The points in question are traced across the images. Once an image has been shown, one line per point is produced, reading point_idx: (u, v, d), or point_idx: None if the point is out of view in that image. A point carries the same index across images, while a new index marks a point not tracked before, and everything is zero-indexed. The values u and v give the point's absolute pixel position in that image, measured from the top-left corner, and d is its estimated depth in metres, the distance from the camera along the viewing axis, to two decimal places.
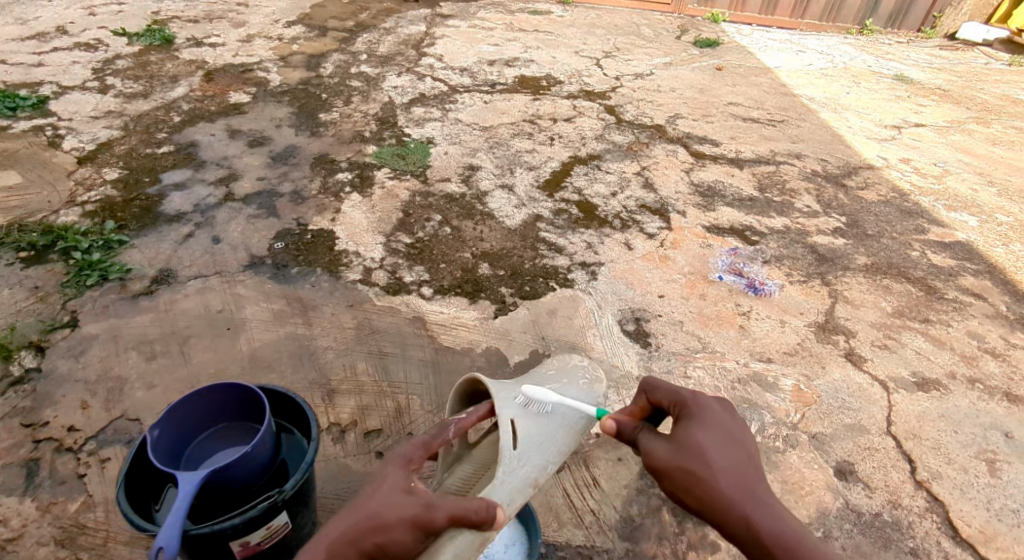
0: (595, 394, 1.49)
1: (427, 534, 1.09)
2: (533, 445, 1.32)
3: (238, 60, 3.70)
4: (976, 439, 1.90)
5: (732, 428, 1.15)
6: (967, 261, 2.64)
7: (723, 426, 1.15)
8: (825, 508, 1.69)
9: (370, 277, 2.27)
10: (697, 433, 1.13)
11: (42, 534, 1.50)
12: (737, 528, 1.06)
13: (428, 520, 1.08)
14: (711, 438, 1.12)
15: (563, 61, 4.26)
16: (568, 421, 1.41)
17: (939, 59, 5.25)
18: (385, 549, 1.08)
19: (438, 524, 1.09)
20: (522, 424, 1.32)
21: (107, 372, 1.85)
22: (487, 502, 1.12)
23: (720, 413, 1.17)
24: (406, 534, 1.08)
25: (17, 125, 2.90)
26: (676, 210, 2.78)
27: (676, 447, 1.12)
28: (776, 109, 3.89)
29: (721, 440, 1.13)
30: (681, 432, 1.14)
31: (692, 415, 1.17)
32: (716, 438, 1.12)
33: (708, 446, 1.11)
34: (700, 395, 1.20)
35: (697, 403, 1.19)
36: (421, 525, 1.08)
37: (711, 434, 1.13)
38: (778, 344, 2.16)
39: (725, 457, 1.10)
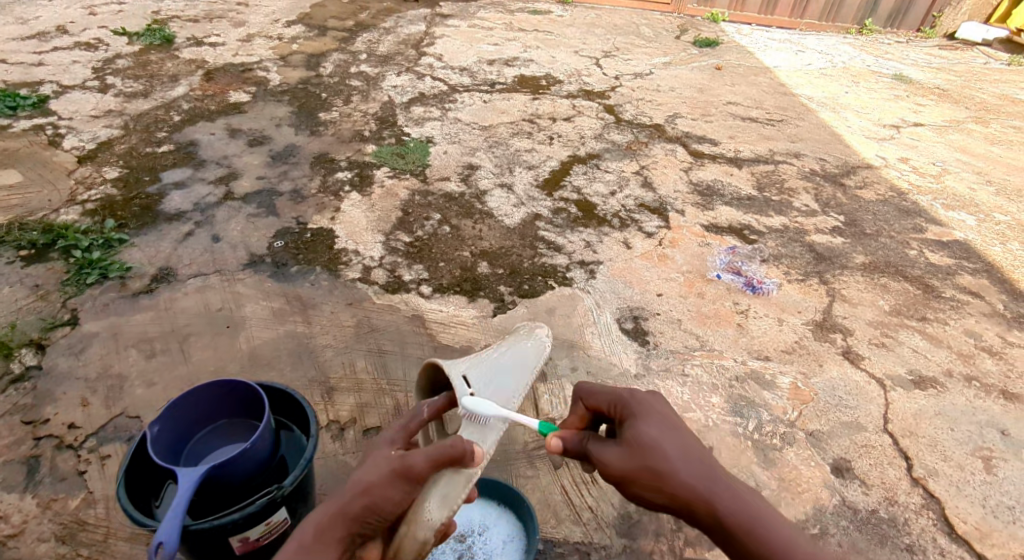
0: (537, 335, 1.55)
1: (411, 482, 1.14)
2: (490, 388, 1.39)
3: (238, 60, 3.71)
4: (972, 437, 1.91)
5: (673, 418, 1.19)
6: (965, 259, 2.65)
7: (663, 416, 1.18)
8: (822, 506, 1.70)
9: (369, 276, 2.27)
10: (643, 428, 1.15)
11: (42, 530, 1.50)
12: (700, 511, 1.09)
13: (407, 467, 1.14)
14: (656, 429, 1.16)
15: (562, 61, 4.27)
16: (518, 363, 1.46)
17: (938, 58, 5.26)
18: (375, 508, 1.12)
19: (418, 469, 1.14)
20: (471, 373, 1.40)
21: (107, 370, 1.86)
22: (455, 438, 1.18)
23: (657, 406, 1.21)
24: (391, 487, 1.13)
25: (17, 124, 2.91)
26: (674, 209, 2.79)
27: (627, 447, 1.14)
28: (775, 108, 3.90)
29: (666, 431, 1.16)
30: (627, 431, 1.17)
31: (633, 412, 1.20)
32: (662, 431, 1.15)
33: (657, 438, 1.13)
34: (635, 392, 1.24)
35: (633, 400, 1.22)
36: (403, 475, 1.13)
37: (655, 426, 1.16)
38: (776, 342, 2.16)
39: (674, 445, 1.13)
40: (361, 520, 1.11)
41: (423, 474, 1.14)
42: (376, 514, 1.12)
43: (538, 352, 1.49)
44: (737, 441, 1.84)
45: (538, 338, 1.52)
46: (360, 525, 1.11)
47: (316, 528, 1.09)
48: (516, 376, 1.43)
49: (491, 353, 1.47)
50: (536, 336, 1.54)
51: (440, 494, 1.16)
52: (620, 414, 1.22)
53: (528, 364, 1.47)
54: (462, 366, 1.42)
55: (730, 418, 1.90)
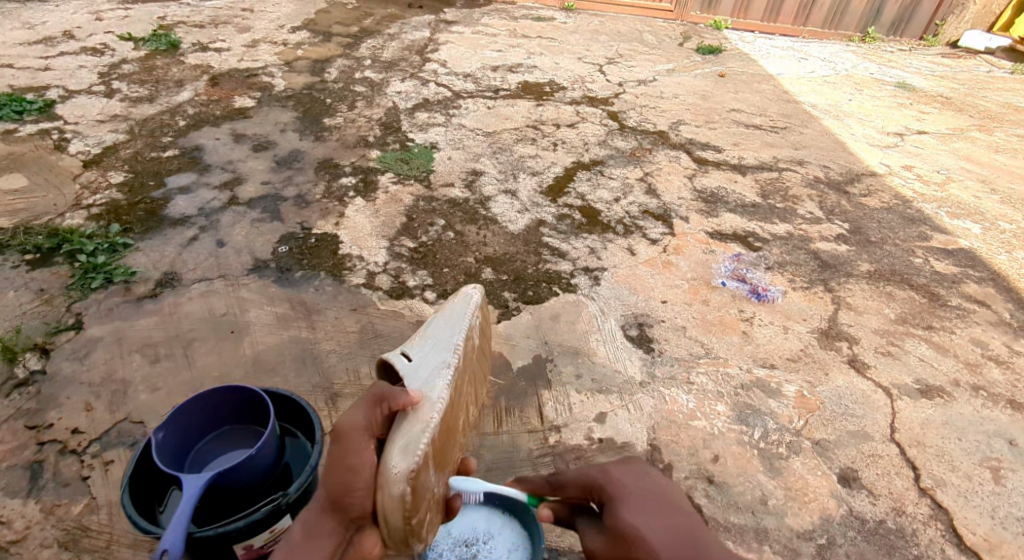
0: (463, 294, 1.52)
1: (357, 440, 1.13)
2: (429, 351, 1.36)
3: (243, 66, 3.72)
4: (979, 447, 1.90)
5: (655, 493, 1.06)
6: (970, 268, 2.64)
7: (645, 490, 1.07)
8: (828, 516, 1.69)
9: (373, 281, 2.27)
10: (622, 507, 1.04)
11: (45, 536, 1.50)
12: None
13: (344, 429, 1.14)
14: (633, 508, 1.03)
15: (566, 67, 4.28)
16: (451, 321, 1.44)
17: (941, 66, 5.27)
18: (345, 483, 1.11)
19: (355, 423, 1.15)
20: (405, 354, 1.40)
21: (111, 375, 1.85)
22: (377, 384, 1.21)
23: (639, 484, 1.09)
24: (345, 454, 1.13)
25: (23, 128, 2.92)
26: (678, 216, 2.79)
27: (607, 532, 1.03)
28: (778, 116, 3.90)
29: (648, 507, 1.03)
30: (607, 512, 1.05)
31: (612, 492, 1.09)
32: (640, 508, 1.03)
33: (636, 515, 1.01)
34: (613, 474, 1.13)
35: (609, 479, 1.12)
36: (344, 436, 1.14)
37: (632, 506, 1.04)
38: (781, 350, 2.16)
39: (654, 520, 0.99)
40: (343, 500, 1.11)
41: (363, 428, 1.15)
42: (351, 489, 1.11)
43: (466, 304, 1.47)
44: (743, 450, 1.83)
45: (464, 293, 1.51)
46: (345, 504, 1.11)
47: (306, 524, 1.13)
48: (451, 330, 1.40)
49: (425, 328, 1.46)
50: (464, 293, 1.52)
51: (398, 445, 1.14)
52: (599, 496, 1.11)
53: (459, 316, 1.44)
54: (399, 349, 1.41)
55: (735, 427, 1.89)
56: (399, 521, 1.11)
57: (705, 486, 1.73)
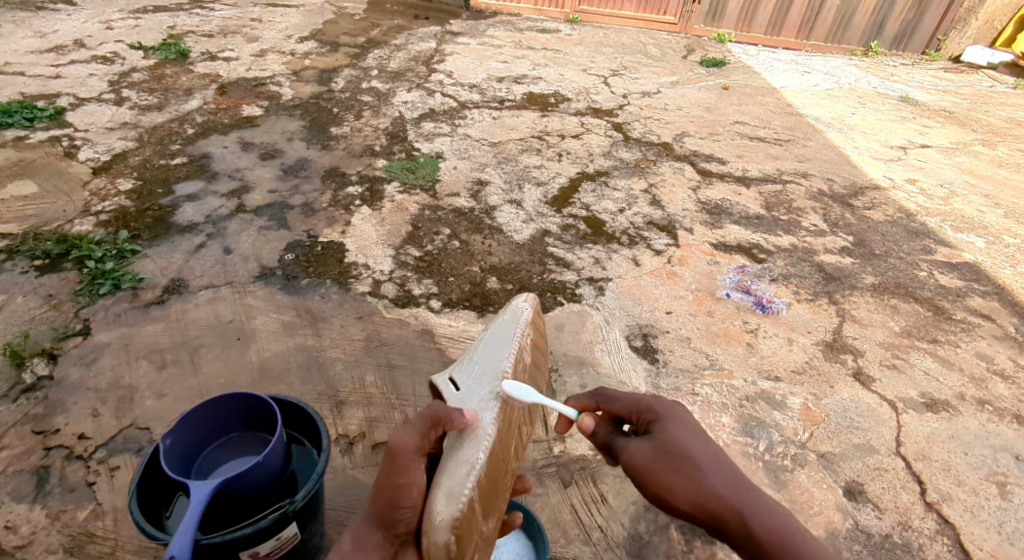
0: (518, 307, 1.53)
1: (408, 459, 1.18)
2: (478, 374, 1.39)
3: (251, 75, 3.75)
4: (986, 462, 1.89)
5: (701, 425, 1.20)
6: (975, 282, 2.65)
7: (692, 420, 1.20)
8: (834, 529, 1.68)
9: (379, 290, 2.28)
10: (675, 431, 1.17)
11: (50, 542, 1.50)
12: (727, 520, 1.06)
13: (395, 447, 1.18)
14: (683, 431, 1.17)
15: (570, 79, 4.31)
16: (501, 339, 1.45)
17: (943, 81, 5.30)
18: (394, 499, 1.17)
19: (406, 443, 1.18)
20: (456, 375, 1.45)
21: (118, 381, 1.86)
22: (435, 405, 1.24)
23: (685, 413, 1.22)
24: (395, 470, 1.18)
25: (34, 135, 2.95)
26: (683, 227, 2.80)
27: (654, 445, 1.16)
28: (782, 128, 3.92)
29: (694, 434, 1.17)
30: (659, 432, 1.18)
31: (661, 416, 1.20)
32: (688, 433, 1.17)
33: (685, 437, 1.16)
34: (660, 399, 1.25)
35: (661, 404, 1.22)
36: (394, 454, 1.17)
37: (681, 428, 1.18)
38: (786, 362, 2.16)
39: (701, 445, 1.14)
40: (391, 513, 1.17)
41: (415, 447, 1.18)
42: (398, 503, 1.17)
43: (517, 318, 1.47)
44: (748, 462, 1.83)
45: (516, 306, 1.52)
46: (394, 516, 1.17)
47: (355, 534, 1.18)
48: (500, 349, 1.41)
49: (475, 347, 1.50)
50: (516, 306, 1.53)
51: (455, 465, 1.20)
52: (645, 417, 1.22)
53: (510, 332, 1.44)
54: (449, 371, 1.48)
55: (740, 438, 1.89)
56: None
57: None
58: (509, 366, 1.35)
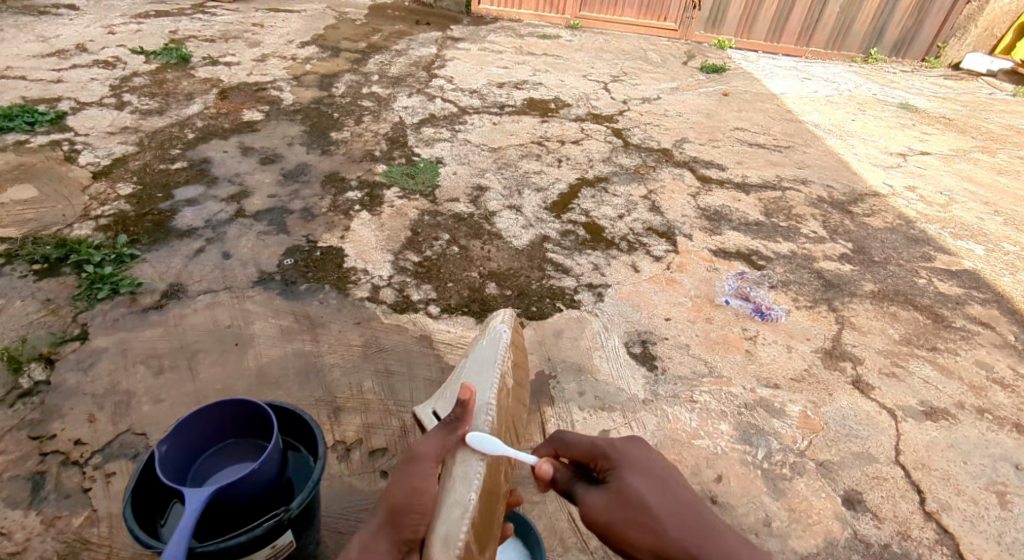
0: (495, 331, 1.55)
1: (425, 465, 1.23)
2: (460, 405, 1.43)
3: (252, 80, 3.76)
4: (985, 471, 1.89)
5: (657, 466, 1.16)
6: (974, 289, 2.64)
7: (647, 461, 1.16)
8: (833, 538, 1.68)
9: (378, 295, 2.28)
10: (630, 478, 1.13)
11: (45, 548, 1.49)
12: None
13: (415, 452, 1.24)
14: (638, 477, 1.13)
15: (570, 85, 4.32)
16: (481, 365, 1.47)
17: (943, 88, 5.30)
18: (406, 504, 1.20)
19: (428, 449, 1.24)
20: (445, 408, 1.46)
21: (115, 386, 1.85)
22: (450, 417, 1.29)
23: (640, 454, 1.18)
24: (412, 475, 1.22)
25: (35, 139, 2.95)
26: (682, 234, 2.80)
27: (611, 495, 1.13)
28: (781, 135, 3.93)
29: (650, 479, 1.13)
30: (613, 478, 1.15)
31: (615, 461, 1.17)
32: (643, 479, 1.13)
33: (640, 485, 1.12)
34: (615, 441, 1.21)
35: (615, 448, 1.19)
36: (415, 459, 1.23)
37: (636, 475, 1.14)
38: (785, 370, 2.15)
39: (656, 491, 1.11)
40: (397, 527, 1.19)
41: (435, 454, 1.24)
42: (407, 512, 1.19)
43: (497, 344, 1.49)
44: (746, 470, 1.82)
45: (494, 330, 1.55)
46: (399, 531, 1.18)
47: (363, 542, 1.19)
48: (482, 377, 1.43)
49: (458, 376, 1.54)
50: (496, 331, 1.55)
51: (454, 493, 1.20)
52: (600, 464, 1.19)
53: (491, 358, 1.46)
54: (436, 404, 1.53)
55: (738, 446, 1.88)
56: None
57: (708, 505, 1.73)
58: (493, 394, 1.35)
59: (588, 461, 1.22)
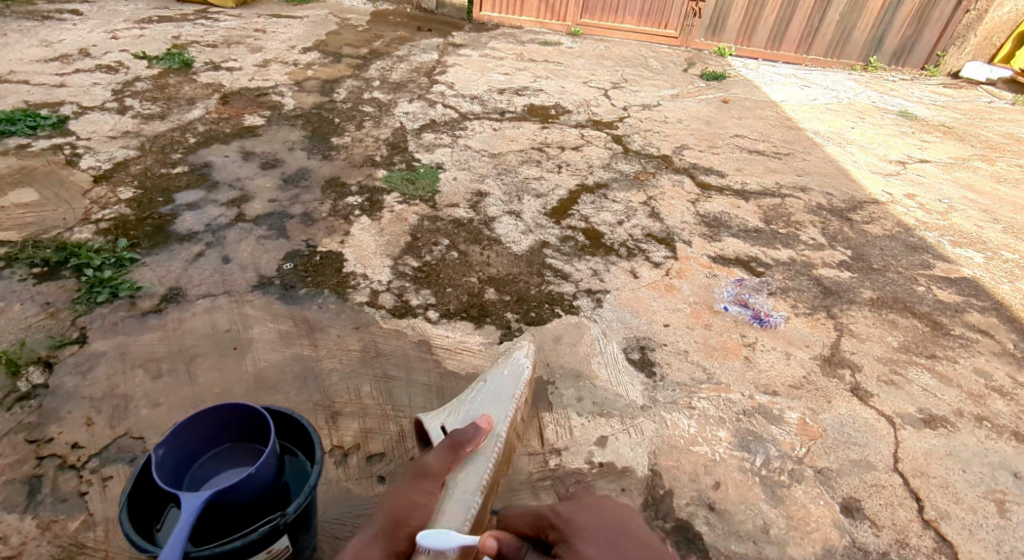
0: (513, 366, 1.76)
1: (428, 482, 1.33)
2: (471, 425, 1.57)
3: (253, 85, 3.77)
4: (984, 479, 1.88)
5: (610, 527, 1.00)
6: (973, 297, 2.64)
7: (596, 519, 1.02)
8: (830, 546, 1.67)
9: (377, 300, 2.28)
10: (581, 546, 0.97)
11: (41, 552, 1.49)
12: None
13: (422, 469, 1.35)
14: (590, 544, 0.97)
15: (571, 91, 4.33)
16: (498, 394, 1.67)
17: (942, 96, 5.32)
18: (400, 516, 1.25)
19: (432, 466, 1.36)
20: (454, 424, 1.59)
21: (113, 390, 1.86)
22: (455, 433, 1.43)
23: (591, 518, 1.02)
24: (414, 489, 1.31)
25: (36, 143, 2.96)
26: (682, 240, 2.80)
27: None
28: (781, 142, 3.94)
29: (603, 542, 0.97)
30: (564, 548, 0.98)
31: (562, 527, 1.02)
32: (596, 544, 0.97)
33: (593, 550, 0.96)
34: (561, 509, 1.05)
35: (563, 515, 1.04)
36: (421, 474, 1.34)
37: (588, 542, 0.97)
38: (783, 377, 2.15)
39: (611, 554, 0.94)
40: (391, 538, 1.20)
41: (439, 471, 1.36)
42: (403, 524, 1.23)
43: (516, 378, 1.72)
44: (745, 477, 1.82)
45: (511, 366, 1.75)
46: (394, 541, 1.21)
47: (356, 551, 1.21)
48: (497, 408, 1.63)
49: (467, 399, 1.67)
50: (512, 366, 1.75)
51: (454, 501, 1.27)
52: (551, 535, 1.02)
53: (507, 393, 1.67)
54: (439, 419, 1.63)
55: (736, 453, 1.88)
56: None
57: (706, 512, 1.72)
58: (504, 428, 1.56)
59: (537, 538, 1.04)
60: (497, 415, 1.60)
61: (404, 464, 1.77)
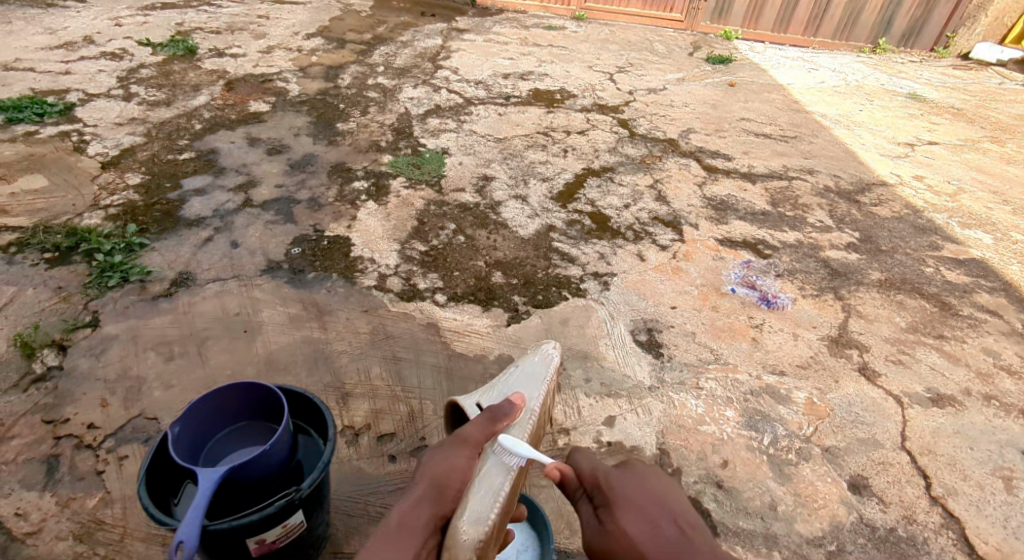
0: (546, 353, 1.66)
1: (468, 449, 1.32)
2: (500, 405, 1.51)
3: (258, 71, 3.77)
4: (991, 457, 1.89)
5: (657, 502, 1.08)
6: (982, 278, 2.63)
7: (643, 497, 1.09)
8: (838, 522, 1.68)
9: (385, 283, 2.29)
10: (623, 516, 1.07)
11: (61, 529, 1.52)
12: None
13: (463, 437, 1.34)
14: (634, 520, 1.06)
15: (576, 76, 4.31)
16: (530, 376, 1.58)
17: (952, 78, 5.26)
18: (444, 480, 1.26)
19: (472, 434, 1.34)
20: (489, 401, 1.54)
21: (126, 372, 1.88)
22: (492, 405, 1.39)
23: (641, 490, 1.10)
24: (452, 454, 1.30)
25: (44, 130, 2.97)
26: (688, 223, 2.80)
27: (604, 530, 1.07)
28: (788, 125, 3.91)
29: (646, 518, 1.05)
30: (609, 516, 1.08)
31: (610, 495, 1.11)
32: (638, 520, 1.05)
33: (635, 526, 1.04)
34: (613, 476, 1.14)
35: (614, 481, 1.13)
36: (460, 441, 1.33)
37: (632, 515, 1.06)
38: (791, 357, 2.15)
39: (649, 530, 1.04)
40: (437, 500, 1.22)
41: (478, 439, 1.34)
42: (446, 487, 1.25)
43: (546, 364, 1.62)
44: (752, 456, 1.83)
45: (545, 351, 1.66)
46: (440, 503, 1.22)
47: (401, 515, 1.18)
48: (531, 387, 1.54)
49: (502, 378, 1.62)
50: (545, 352, 1.66)
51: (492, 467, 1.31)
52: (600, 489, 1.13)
53: (540, 375, 1.58)
54: (476, 398, 1.58)
55: (744, 432, 1.89)
56: None
57: (714, 490, 1.73)
58: (536, 405, 1.47)
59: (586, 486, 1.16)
60: (531, 393, 1.52)
61: (415, 443, 1.79)
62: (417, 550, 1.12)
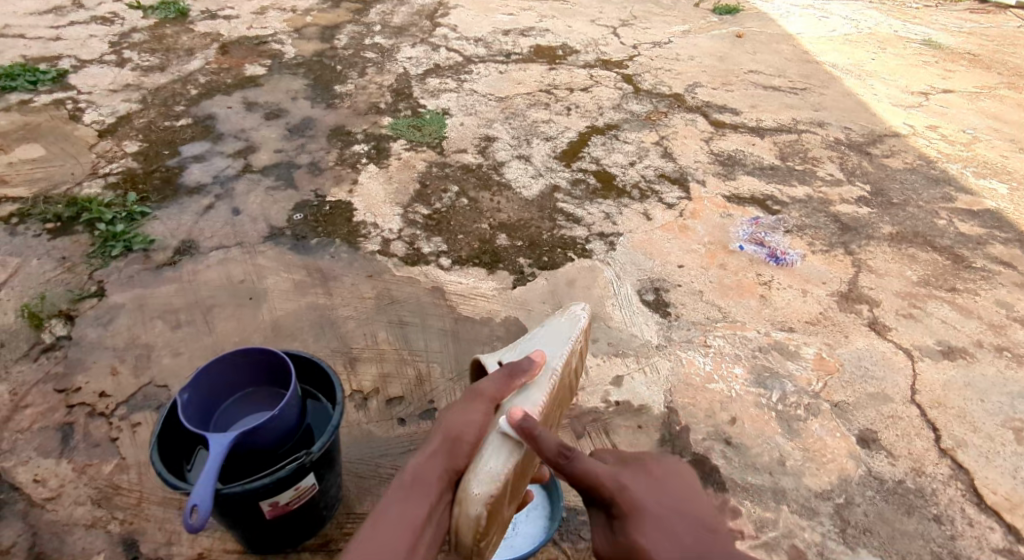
0: (574, 312, 1.57)
1: (483, 404, 1.28)
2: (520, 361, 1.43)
3: (252, 33, 3.67)
4: (1002, 408, 1.88)
5: (670, 511, 0.96)
6: (996, 229, 2.58)
7: (658, 500, 0.99)
8: (846, 475, 1.69)
9: (388, 248, 2.27)
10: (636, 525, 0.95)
11: (79, 494, 1.54)
12: None
13: (478, 393, 1.30)
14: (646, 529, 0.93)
15: (579, 30, 4.18)
16: (556, 335, 1.50)
17: (969, 22, 5.07)
18: (458, 434, 1.23)
19: (487, 388, 1.30)
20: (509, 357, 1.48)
21: (135, 340, 1.88)
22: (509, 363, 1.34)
23: (646, 496, 0.99)
24: (468, 409, 1.27)
25: (38, 99, 2.92)
26: (696, 180, 2.75)
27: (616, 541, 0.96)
28: (798, 76, 3.80)
29: (661, 528, 0.93)
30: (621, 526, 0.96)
31: (622, 502, 0.99)
32: (652, 529, 0.93)
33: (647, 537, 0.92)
34: (620, 480, 1.02)
35: (618, 487, 1.01)
36: (475, 395, 1.29)
37: (646, 528, 0.94)
38: (800, 313, 2.14)
39: (663, 530, 0.93)
40: (450, 453, 1.22)
41: (493, 394, 1.30)
42: (460, 440, 1.23)
43: (572, 323, 1.52)
44: (760, 412, 1.83)
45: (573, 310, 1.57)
46: (453, 458, 1.21)
47: (415, 470, 1.20)
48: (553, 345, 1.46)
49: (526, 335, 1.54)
50: (573, 313, 1.57)
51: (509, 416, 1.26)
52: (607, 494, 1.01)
53: (563, 335, 1.49)
54: (498, 355, 1.52)
55: (753, 389, 1.89)
56: (469, 539, 1.16)
57: (722, 447, 1.74)
58: (560, 362, 1.39)
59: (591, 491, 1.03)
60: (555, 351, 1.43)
61: (424, 406, 1.80)
62: (429, 504, 1.14)
